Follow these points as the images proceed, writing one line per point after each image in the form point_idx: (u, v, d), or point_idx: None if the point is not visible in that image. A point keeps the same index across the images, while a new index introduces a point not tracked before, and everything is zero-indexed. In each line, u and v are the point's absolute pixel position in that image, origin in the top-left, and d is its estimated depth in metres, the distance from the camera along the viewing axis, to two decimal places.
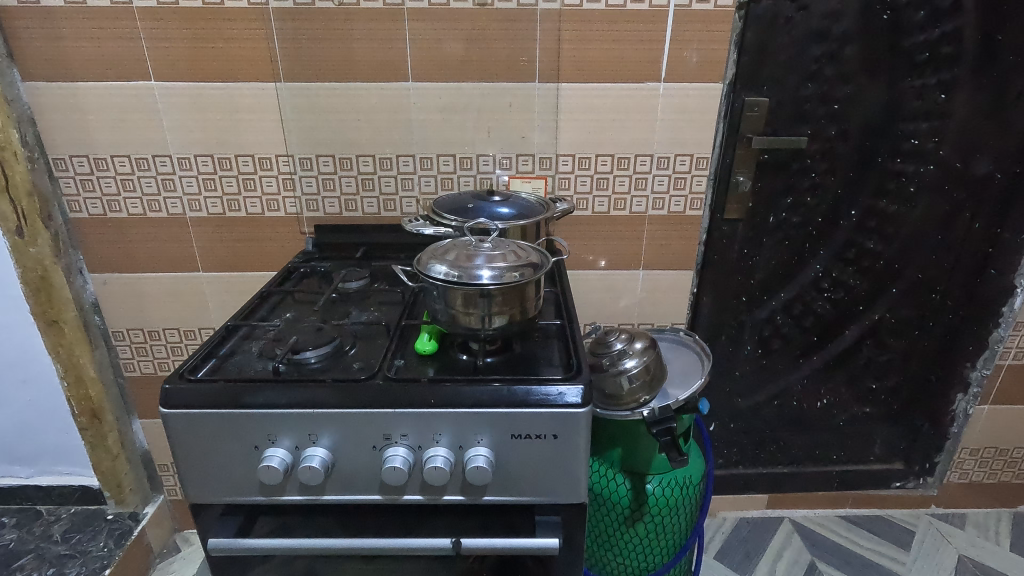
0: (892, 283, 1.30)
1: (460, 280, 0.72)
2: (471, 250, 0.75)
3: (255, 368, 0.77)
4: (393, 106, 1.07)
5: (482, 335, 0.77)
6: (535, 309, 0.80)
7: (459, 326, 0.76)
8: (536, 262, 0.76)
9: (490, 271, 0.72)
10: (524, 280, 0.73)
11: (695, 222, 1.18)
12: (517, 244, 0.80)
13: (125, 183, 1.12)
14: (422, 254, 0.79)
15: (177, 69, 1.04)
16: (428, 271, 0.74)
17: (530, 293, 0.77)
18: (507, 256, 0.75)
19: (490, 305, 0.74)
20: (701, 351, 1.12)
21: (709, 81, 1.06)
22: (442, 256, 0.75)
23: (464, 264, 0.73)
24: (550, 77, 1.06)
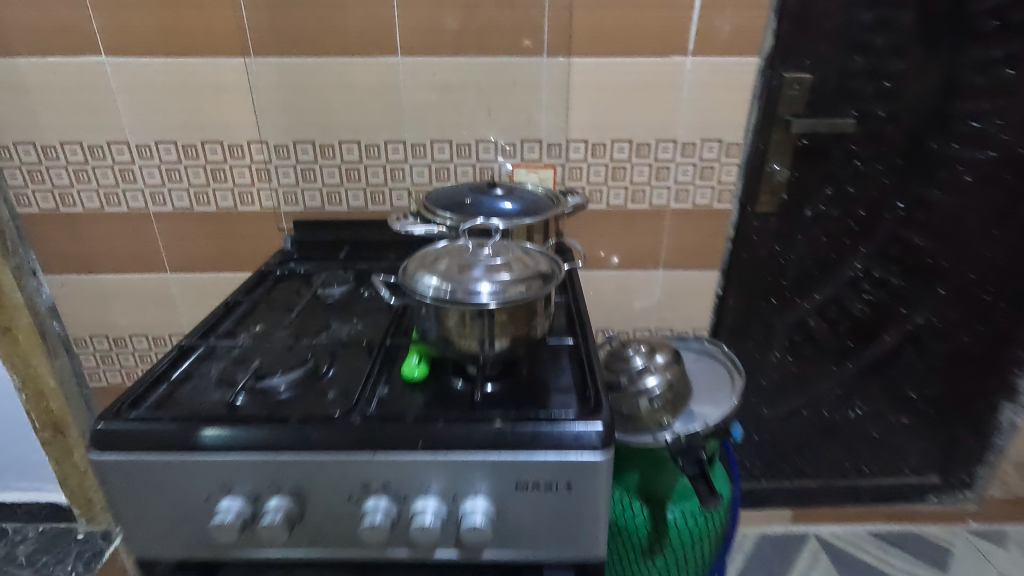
0: (939, 283, 1.16)
1: (452, 298, 0.59)
2: (467, 259, 0.63)
3: (212, 400, 0.65)
4: (380, 84, 0.94)
5: (482, 360, 0.64)
6: (545, 327, 0.67)
7: (454, 350, 0.64)
8: (546, 272, 0.64)
9: (491, 287, 0.59)
10: (533, 296, 0.60)
11: (722, 216, 1.04)
12: (522, 248, 0.68)
13: (78, 173, 0.99)
14: (407, 261, 0.66)
15: (131, 42, 0.91)
16: (414, 286, 0.62)
17: (539, 311, 0.64)
18: (509, 266, 0.62)
19: (492, 325, 0.61)
20: (731, 365, 0.99)
21: (744, 53, 0.92)
22: (433, 266, 0.63)
23: (458, 278, 0.60)
24: (562, 50, 0.92)
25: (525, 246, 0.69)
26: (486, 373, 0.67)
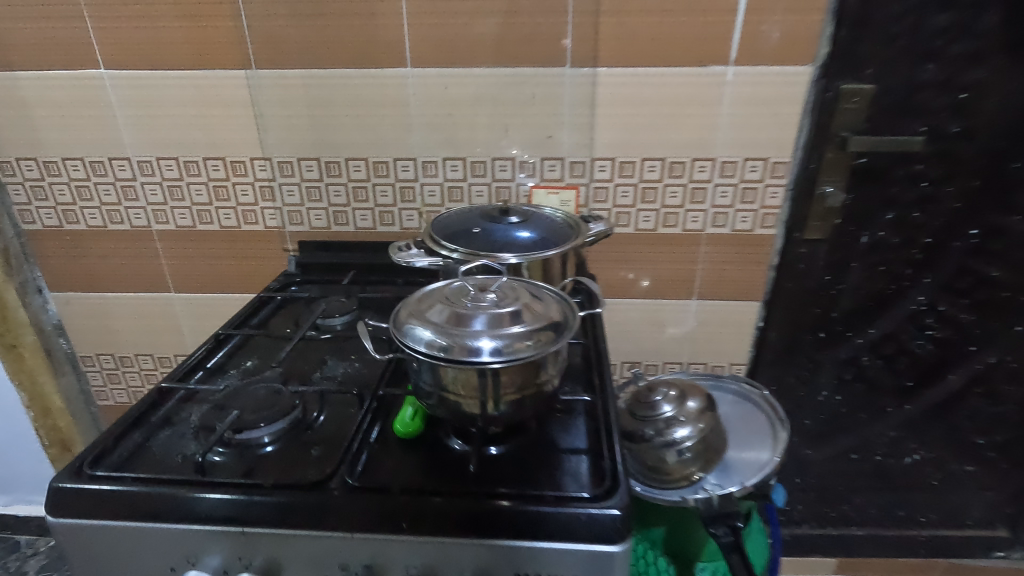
0: (1016, 320, 1.02)
1: (447, 354, 0.52)
2: (466, 306, 0.55)
3: (184, 454, 0.59)
4: (388, 97, 0.87)
5: (480, 423, 0.56)
6: (556, 384, 0.58)
7: (451, 411, 0.56)
8: (557, 322, 0.55)
9: (492, 342, 0.51)
10: (541, 353, 0.52)
11: (765, 242, 0.93)
12: (531, 291, 0.59)
13: (80, 191, 0.96)
14: (400, 307, 0.59)
15: (130, 54, 0.86)
16: (404, 338, 0.54)
17: (547, 367, 0.55)
18: (513, 316, 0.54)
19: (491, 385, 0.53)
20: (773, 415, 0.88)
21: (794, 62, 0.81)
22: (426, 317, 0.55)
23: (454, 331, 0.52)
24: (586, 61, 0.83)
25: (535, 288, 0.61)
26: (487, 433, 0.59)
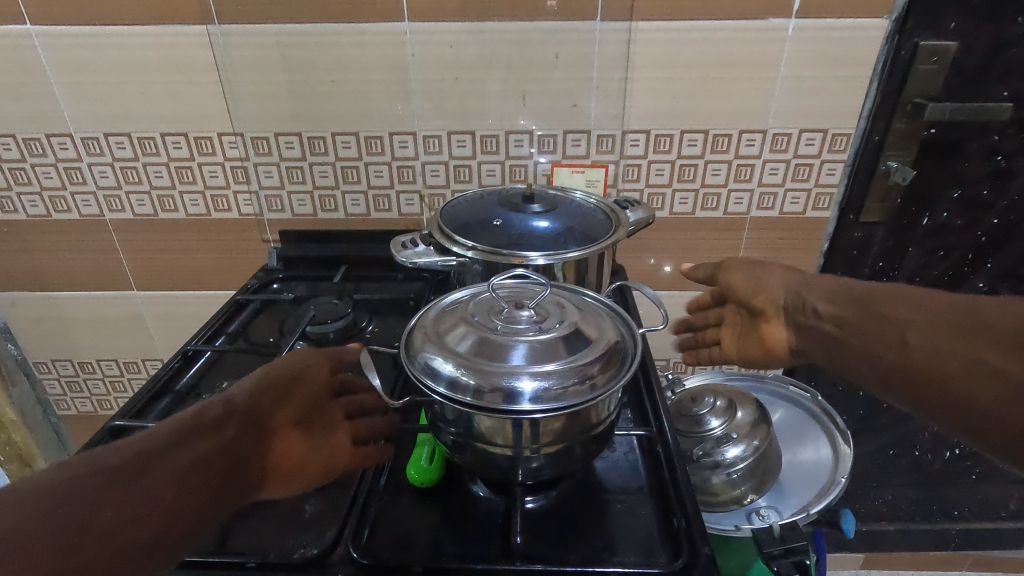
0: None
1: (475, 398, 0.40)
2: (498, 332, 0.43)
3: None
4: (382, 58, 0.72)
5: (517, 478, 0.45)
6: (613, 424, 0.47)
7: (478, 464, 0.44)
8: (613, 351, 0.43)
9: (535, 383, 0.39)
10: (597, 396, 0.40)
11: (817, 225, 0.85)
12: (577, 308, 0.47)
13: (15, 173, 0.81)
14: (412, 329, 0.47)
15: (58, 6, 0.70)
16: (419, 373, 0.42)
17: (606, 406, 0.44)
18: (561, 346, 0.42)
19: (536, 435, 0.41)
20: (831, 427, 0.77)
21: (867, 16, 0.70)
22: (446, 343, 0.43)
23: (485, 367, 0.40)
24: (621, 14, 0.70)
25: (580, 303, 0.49)
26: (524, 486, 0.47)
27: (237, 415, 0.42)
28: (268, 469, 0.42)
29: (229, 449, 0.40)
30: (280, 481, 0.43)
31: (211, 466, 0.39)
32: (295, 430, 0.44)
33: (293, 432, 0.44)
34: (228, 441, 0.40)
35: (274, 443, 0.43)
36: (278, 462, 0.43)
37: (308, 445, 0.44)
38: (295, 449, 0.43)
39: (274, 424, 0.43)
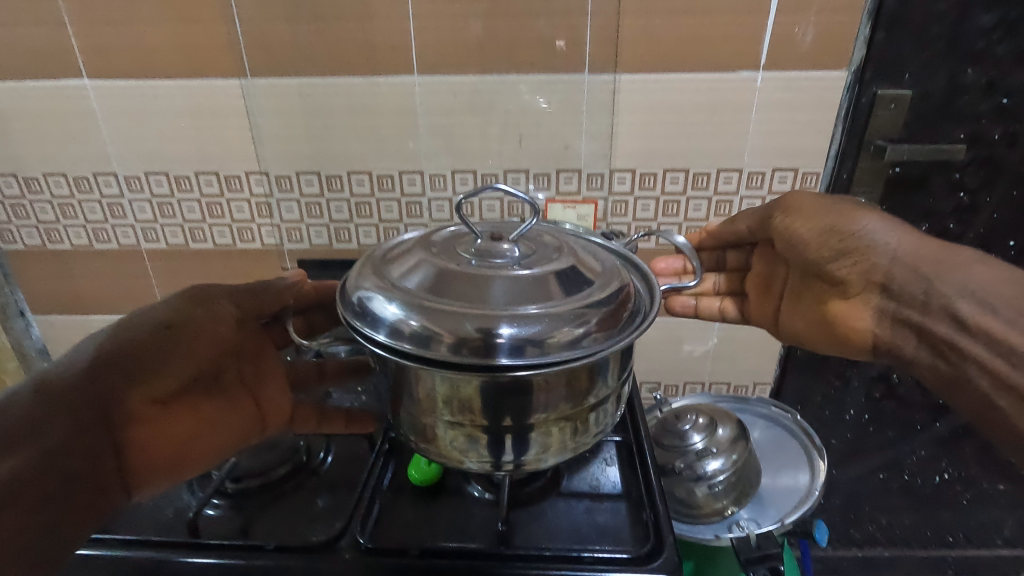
0: None
1: (449, 348, 0.42)
2: (474, 284, 0.45)
3: (177, 506, 0.53)
4: (395, 106, 0.81)
5: (508, 463, 0.46)
6: (609, 415, 0.49)
7: (470, 450, 0.46)
8: (598, 313, 0.45)
9: (514, 330, 0.42)
10: (584, 337, 0.43)
11: None
12: (546, 257, 0.50)
13: (63, 208, 0.90)
14: (387, 269, 0.50)
15: (113, 63, 0.80)
16: (385, 330, 0.44)
17: (604, 379, 0.46)
18: (540, 298, 0.45)
19: (529, 408, 0.44)
20: (807, 444, 0.83)
21: (833, 66, 0.77)
22: (421, 299, 0.45)
23: (461, 316, 0.43)
24: (607, 67, 0.78)
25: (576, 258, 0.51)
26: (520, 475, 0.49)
27: (86, 407, 0.45)
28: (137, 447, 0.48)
29: (91, 451, 0.45)
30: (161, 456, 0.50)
31: (73, 466, 0.43)
32: (168, 409, 0.51)
33: (162, 413, 0.50)
34: (86, 443, 0.44)
35: (140, 432, 0.49)
36: (148, 442, 0.49)
37: (187, 420, 0.51)
38: (174, 428, 0.50)
39: (138, 412, 0.48)
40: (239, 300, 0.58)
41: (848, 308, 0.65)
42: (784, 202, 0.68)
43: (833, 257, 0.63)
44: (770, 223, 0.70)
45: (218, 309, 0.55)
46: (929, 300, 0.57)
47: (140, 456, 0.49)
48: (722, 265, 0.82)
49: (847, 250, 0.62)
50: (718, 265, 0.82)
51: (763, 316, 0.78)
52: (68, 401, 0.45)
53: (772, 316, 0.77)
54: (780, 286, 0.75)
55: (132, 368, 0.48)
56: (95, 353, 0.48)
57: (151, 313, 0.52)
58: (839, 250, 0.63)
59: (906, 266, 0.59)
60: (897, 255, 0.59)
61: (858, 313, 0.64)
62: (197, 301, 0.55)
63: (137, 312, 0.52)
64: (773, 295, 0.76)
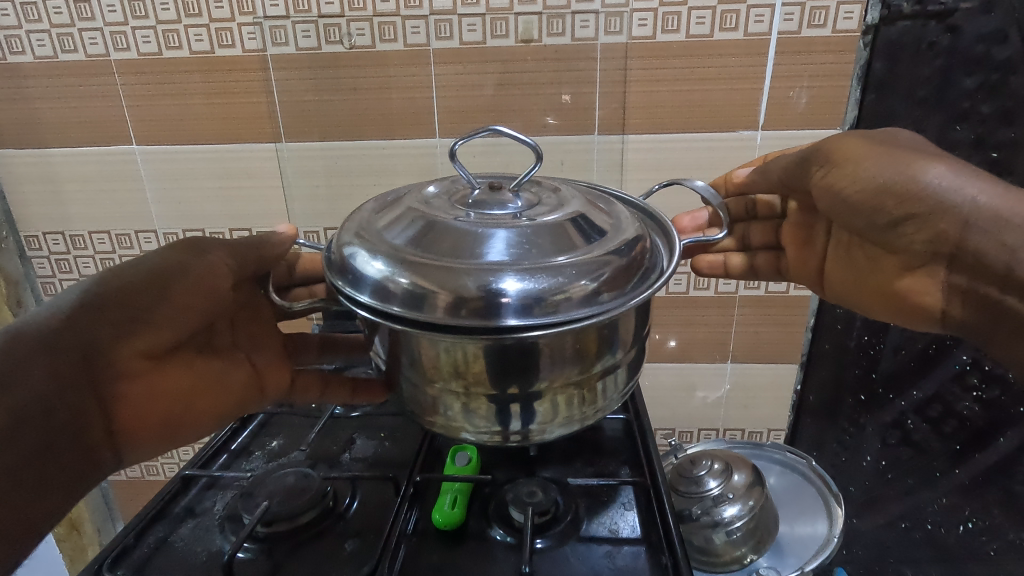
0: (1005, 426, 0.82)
1: (449, 308, 0.44)
2: (475, 238, 0.46)
3: (212, 550, 0.56)
4: (418, 166, 0.87)
5: (517, 431, 0.49)
6: (616, 388, 0.51)
7: (475, 420, 0.48)
8: (602, 270, 0.46)
9: (517, 285, 0.43)
10: (592, 290, 0.45)
11: (802, 303, 0.96)
12: (548, 209, 0.51)
13: (105, 262, 0.97)
14: (379, 228, 0.51)
15: (159, 131, 0.87)
16: (379, 295, 0.46)
17: (611, 347, 0.48)
18: (542, 252, 0.46)
19: (534, 374, 0.46)
20: (824, 489, 0.83)
21: (826, 126, 0.83)
22: (419, 257, 0.46)
23: (463, 273, 0.44)
24: (615, 129, 0.84)
25: (578, 209, 0.52)
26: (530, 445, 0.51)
27: (74, 361, 0.50)
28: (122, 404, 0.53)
29: (80, 406, 0.50)
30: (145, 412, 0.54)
31: (65, 420, 0.49)
32: (161, 364, 0.55)
33: (153, 369, 0.54)
34: (76, 396, 0.50)
35: (129, 386, 0.53)
36: (132, 402, 0.53)
37: (180, 381, 0.55)
38: (164, 384, 0.55)
39: (126, 368, 0.52)
40: (234, 248, 0.59)
41: (912, 282, 0.63)
42: (829, 151, 0.62)
43: (895, 222, 0.59)
44: (810, 178, 0.65)
45: (214, 259, 0.57)
46: (1012, 272, 0.53)
47: (129, 411, 0.53)
48: (753, 214, 0.79)
49: (910, 214, 0.57)
50: (749, 214, 0.80)
51: (805, 270, 0.76)
52: (53, 354, 0.49)
53: (815, 270, 0.75)
54: (821, 239, 0.74)
55: (122, 321, 0.52)
56: (80, 300, 0.51)
57: (141, 263, 0.54)
58: (901, 216, 0.58)
59: (987, 232, 0.54)
60: (971, 218, 0.54)
61: (926, 286, 0.62)
62: (194, 253, 0.57)
63: (131, 261, 0.55)
64: (816, 246, 0.74)
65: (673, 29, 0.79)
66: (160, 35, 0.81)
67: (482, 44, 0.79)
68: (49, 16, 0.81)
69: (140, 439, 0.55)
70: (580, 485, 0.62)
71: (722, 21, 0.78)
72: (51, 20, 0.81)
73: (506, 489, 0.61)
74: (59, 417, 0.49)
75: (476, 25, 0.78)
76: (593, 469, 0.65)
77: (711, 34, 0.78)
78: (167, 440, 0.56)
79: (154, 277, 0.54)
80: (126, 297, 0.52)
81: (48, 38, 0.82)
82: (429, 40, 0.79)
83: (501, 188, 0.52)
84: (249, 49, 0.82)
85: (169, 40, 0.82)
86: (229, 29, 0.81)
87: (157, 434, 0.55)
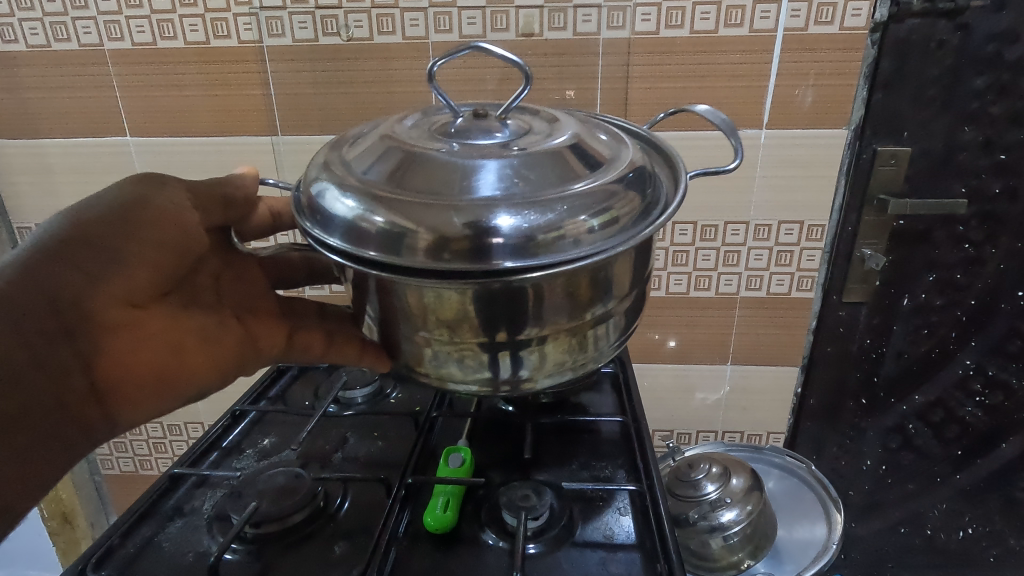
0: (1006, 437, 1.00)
1: (434, 250, 0.42)
2: (462, 170, 0.44)
3: (198, 551, 0.55)
4: None
5: (507, 380, 0.48)
6: (609, 337, 0.50)
7: (464, 369, 0.48)
8: (600, 207, 0.44)
9: (509, 222, 0.42)
10: (589, 226, 0.43)
11: (804, 305, 0.94)
12: (540, 138, 0.48)
13: None
14: (353, 164, 0.49)
15: (154, 123, 0.86)
16: (350, 238, 0.44)
17: (606, 292, 0.47)
18: (535, 185, 0.44)
19: (523, 320, 0.45)
20: (824, 493, 0.82)
21: (832, 125, 0.81)
22: (400, 194, 0.44)
23: (451, 210, 0.42)
24: None
25: (572, 138, 0.49)
26: (521, 394, 0.50)
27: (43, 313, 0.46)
28: (107, 362, 0.49)
29: (57, 365, 0.47)
30: (135, 367, 0.50)
31: (39, 380, 0.46)
32: (143, 312, 0.51)
33: (135, 320, 0.51)
34: (49, 352, 0.46)
35: (114, 339, 0.50)
36: (119, 357, 0.50)
37: (167, 332, 0.52)
38: (150, 333, 0.51)
39: (108, 318, 0.49)
40: (192, 189, 0.57)
41: None
42: None
43: None
44: None
45: (171, 192, 0.54)
46: None
47: (115, 368, 0.50)
48: None
49: None
50: None
51: None
52: (9, 309, 0.44)
53: None
54: None
55: (93, 266, 0.48)
56: (37, 247, 0.47)
57: (96, 205, 0.51)
58: None
59: None
60: None
61: None
62: (154, 187, 0.54)
63: (86, 199, 0.51)
64: None
65: (677, 25, 0.77)
66: (154, 25, 0.80)
67: (483, 37, 0.78)
68: (41, 5, 0.79)
69: (133, 397, 0.52)
70: (574, 489, 0.60)
71: (727, 17, 0.76)
72: (44, 8, 0.79)
73: (499, 492, 0.59)
74: (29, 380, 0.46)
75: (475, 18, 0.77)
76: (588, 472, 0.64)
77: (716, 30, 0.77)
78: (160, 395, 0.52)
79: (111, 217, 0.50)
80: (86, 240, 0.49)
81: (41, 27, 0.81)
82: (428, 33, 0.78)
83: (487, 115, 0.50)
84: (246, 40, 0.80)
85: (164, 29, 0.80)
86: (224, 19, 0.79)
87: (152, 389, 0.52)
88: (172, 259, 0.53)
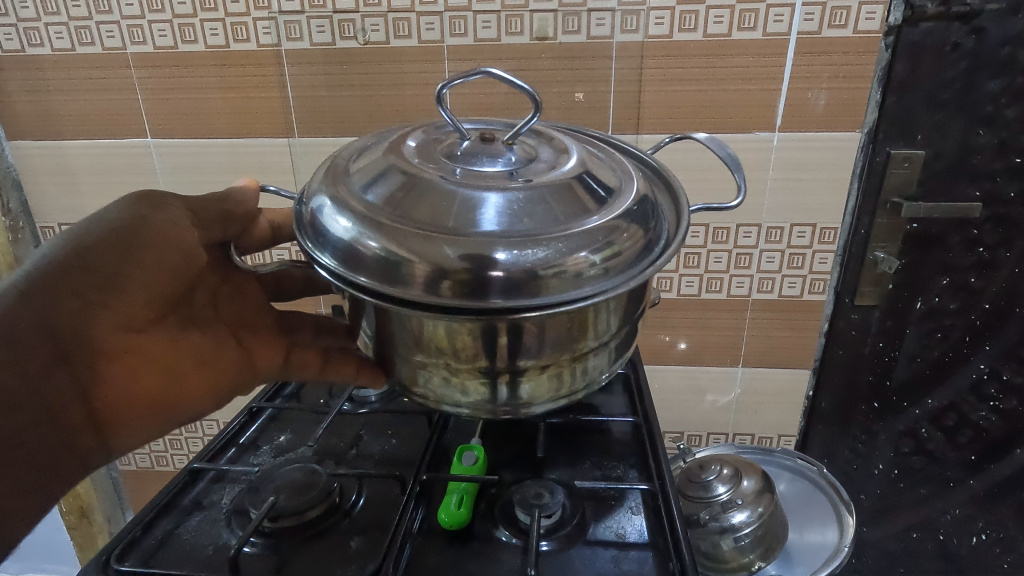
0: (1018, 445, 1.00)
1: (429, 282, 0.43)
2: (463, 202, 0.45)
3: (218, 544, 0.56)
4: None
5: (503, 405, 0.49)
6: (603, 367, 0.51)
7: (461, 394, 0.49)
8: (598, 245, 0.44)
9: (506, 257, 0.42)
10: (586, 265, 0.44)
11: (816, 307, 0.94)
12: (542, 168, 0.49)
13: None
14: (356, 183, 0.49)
15: (174, 124, 0.88)
16: (344, 262, 0.45)
17: (603, 327, 0.47)
18: (534, 219, 0.44)
19: (521, 350, 0.45)
20: (836, 495, 0.82)
21: (845, 128, 0.81)
22: (398, 223, 0.44)
23: (449, 243, 0.43)
24: (629, 128, 0.84)
25: (575, 168, 0.49)
26: (518, 417, 0.51)
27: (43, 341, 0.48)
28: (104, 388, 0.52)
29: (57, 391, 0.49)
30: (131, 393, 0.53)
31: (39, 408, 0.48)
32: (141, 337, 0.54)
33: (132, 348, 0.53)
34: (48, 379, 0.48)
35: (111, 366, 0.52)
36: (115, 383, 0.52)
37: (163, 359, 0.55)
38: (147, 359, 0.54)
39: (106, 346, 0.52)
40: (193, 206, 0.58)
41: None
42: None
43: None
44: None
45: (173, 213, 0.55)
46: None
47: (111, 394, 0.52)
48: None
49: None
50: None
51: None
52: (10, 339, 0.46)
53: None
54: None
55: (93, 294, 0.50)
56: (38, 274, 0.49)
57: (95, 228, 0.52)
58: None
59: None
60: None
61: None
62: (153, 207, 0.55)
63: (85, 221, 0.53)
64: None
65: (690, 28, 0.77)
66: (176, 29, 0.82)
67: (497, 41, 0.79)
68: (66, 9, 0.81)
69: (127, 423, 0.54)
70: (586, 488, 0.61)
71: (740, 20, 0.76)
72: (69, 13, 0.81)
73: (512, 491, 0.60)
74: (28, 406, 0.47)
75: (490, 21, 0.78)
76: (599, 472, 0.64)
77: (729, 34, 0.77)
78: (153, 420, 0.55)
79: (111, 241, 0.52)
80: (86, 267, 0.50)
81: (66, 31, 0.82)
82: (443, 36, 0.79)
83: (494, 140, 0.50)
84: (264, 43, 0.82)
85: (185, 34, 0.82)
86: (244, 23, 0.81)
87: (145, 415, 0.54)
88: (170, 282, 0.55)
